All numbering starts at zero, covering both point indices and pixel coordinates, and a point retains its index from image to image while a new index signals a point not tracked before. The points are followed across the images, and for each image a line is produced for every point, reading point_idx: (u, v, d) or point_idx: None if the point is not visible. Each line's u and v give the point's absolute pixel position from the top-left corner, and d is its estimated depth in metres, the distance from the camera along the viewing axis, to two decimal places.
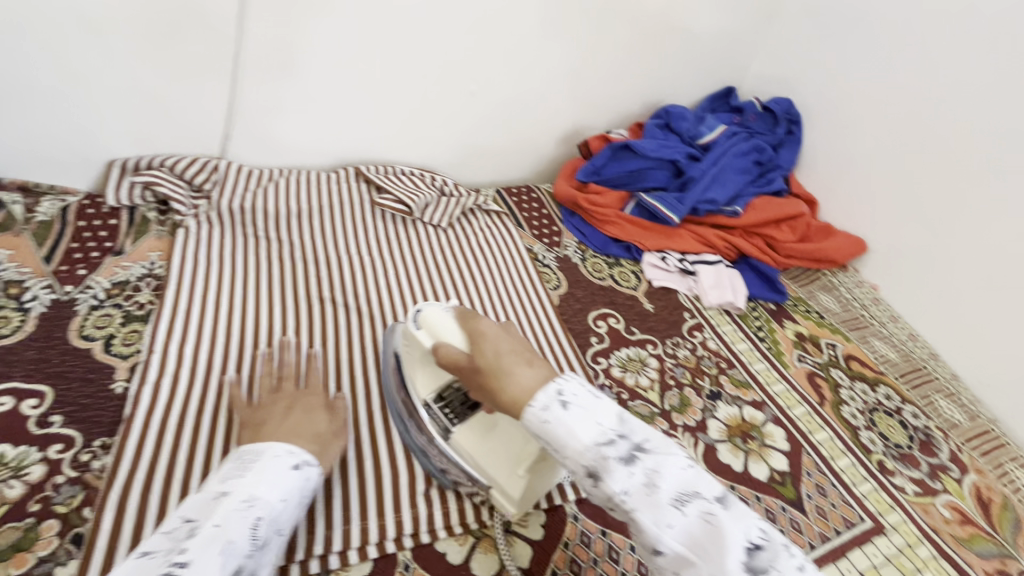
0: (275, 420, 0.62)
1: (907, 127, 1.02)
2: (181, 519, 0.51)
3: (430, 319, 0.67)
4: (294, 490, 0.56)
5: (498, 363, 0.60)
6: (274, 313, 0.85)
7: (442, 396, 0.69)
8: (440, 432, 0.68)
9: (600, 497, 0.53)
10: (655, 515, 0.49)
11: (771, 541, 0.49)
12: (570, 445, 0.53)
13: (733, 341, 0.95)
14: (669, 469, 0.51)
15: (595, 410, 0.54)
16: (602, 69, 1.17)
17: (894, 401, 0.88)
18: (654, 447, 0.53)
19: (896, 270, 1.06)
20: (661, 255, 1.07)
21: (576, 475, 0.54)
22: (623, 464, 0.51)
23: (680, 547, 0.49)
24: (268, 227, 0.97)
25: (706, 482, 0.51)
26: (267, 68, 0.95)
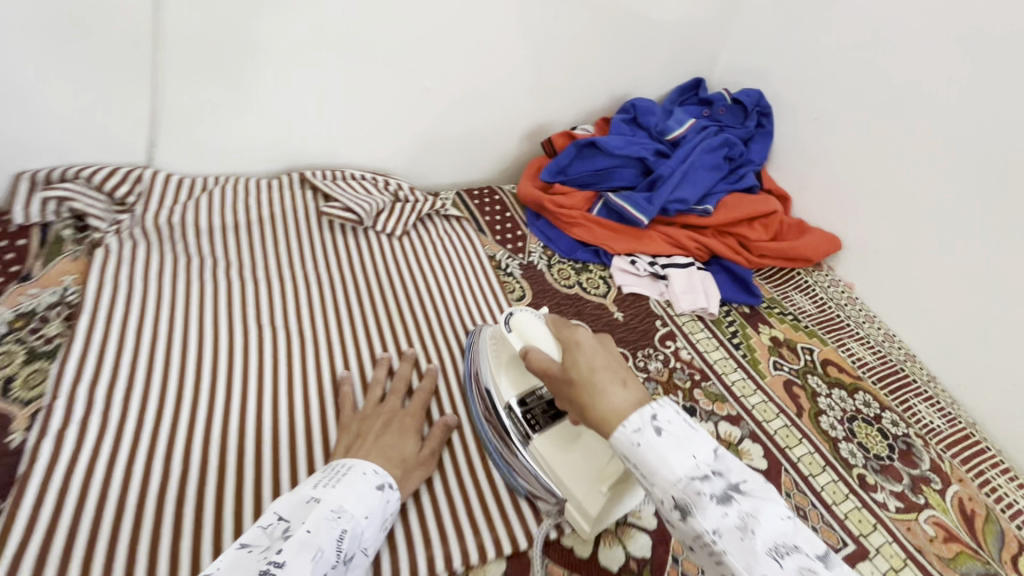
0: (369, 440, 0.64)
1: (879, 119, 0.98)
2: (276, 516, 0.50)
3: (519, 323, 0.67)
4: (377, 509, 0.56)
5: (591, 377, 0.53)
6: (206, 342, 0.77)
7: (526, 402, 0.70)
8: (520, 439, 0.69)
9: (685, 537, 0.44)
10: (747, 564, 0.40)
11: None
12: (659, 473, 0.45)
13: (707, 350, 0.90)
14: (768, 514, 0.42)
15: (691, 440, 0.46)
16: (564, 61, 1.10)
17: (873, 408, 0.84)
18: (753, 488, 0.44)
19: (871, 268, 1.03)
20: (631, 258, 1.02)
21: (660, 509, 0.46)
22: (717, 502, 0.43)
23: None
24: (200, 243, 0.88)
25: (807, 536, 0.42)
26: (192, 66, 0.85)
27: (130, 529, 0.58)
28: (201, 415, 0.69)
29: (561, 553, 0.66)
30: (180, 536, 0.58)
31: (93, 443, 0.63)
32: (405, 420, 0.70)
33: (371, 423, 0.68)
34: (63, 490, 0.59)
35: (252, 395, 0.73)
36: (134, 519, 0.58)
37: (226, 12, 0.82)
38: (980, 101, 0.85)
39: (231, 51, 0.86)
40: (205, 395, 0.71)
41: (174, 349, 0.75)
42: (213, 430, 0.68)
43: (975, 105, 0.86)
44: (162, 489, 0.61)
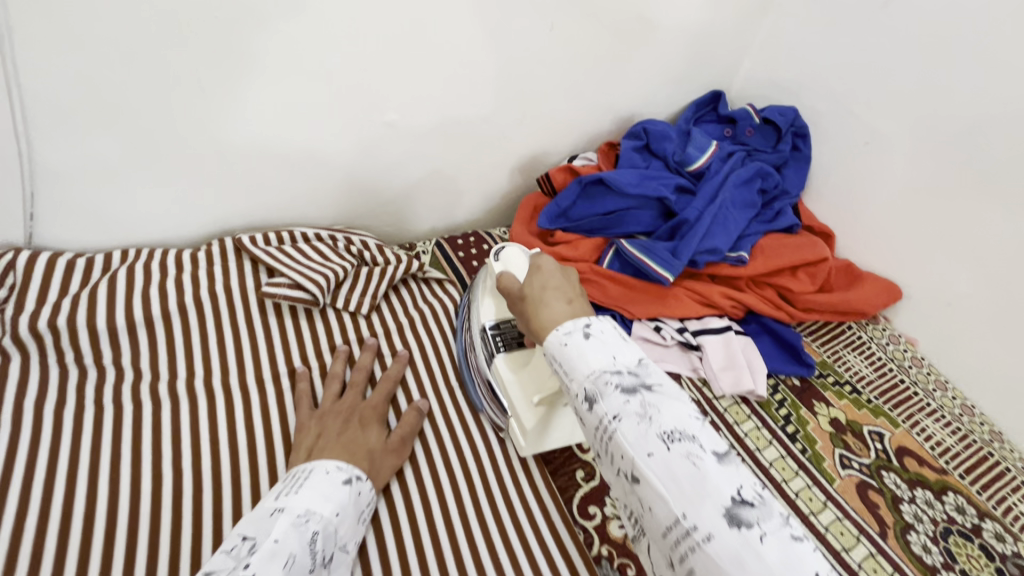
0: (331, 437, 0.62)
1: (948, 146, 0.80)
2: (239, 536, 0.47)
3: (507, 257, 0.71)
4: (348, 504, 0.55)
5: (540, 294, 0.58)
6: (104, 501, 0.58)
7: (499, 326, 0.71)
8: (485, 355, 0.70)
9: (591, 430, 0.45)
10: (636, 442, 0.40)
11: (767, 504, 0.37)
12: (578, 370, 0.47)
13: (758, 447, 0.72)
14: (671, 408, 0.42)
15: (617, 347, 0.47)
16: (559, 81, 0.90)
17: (969, 516, 0.68)
18: (667, 389, 0.44)
19: (938, 323, 0.86)
20: (655, 324, 0.83)
21: (575, 406, 0.47)
22: (621, 393, 0.43)
23: (654, 483, 0.39)
24: (101, 350, 0.67)
25: (709, 435, 0.41)
26: (69, 117, 0.64)
27: None
28: None
29: None
30: None
31: None
32: (366, 413, 0.67)
33: (332, 420, 0.65)
34: None
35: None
36: None
37: (104, 45, 0.60)
38: None
39: (121, 95, 0.64)
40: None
41: (47, 540, 0.55)
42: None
43: None
44: None
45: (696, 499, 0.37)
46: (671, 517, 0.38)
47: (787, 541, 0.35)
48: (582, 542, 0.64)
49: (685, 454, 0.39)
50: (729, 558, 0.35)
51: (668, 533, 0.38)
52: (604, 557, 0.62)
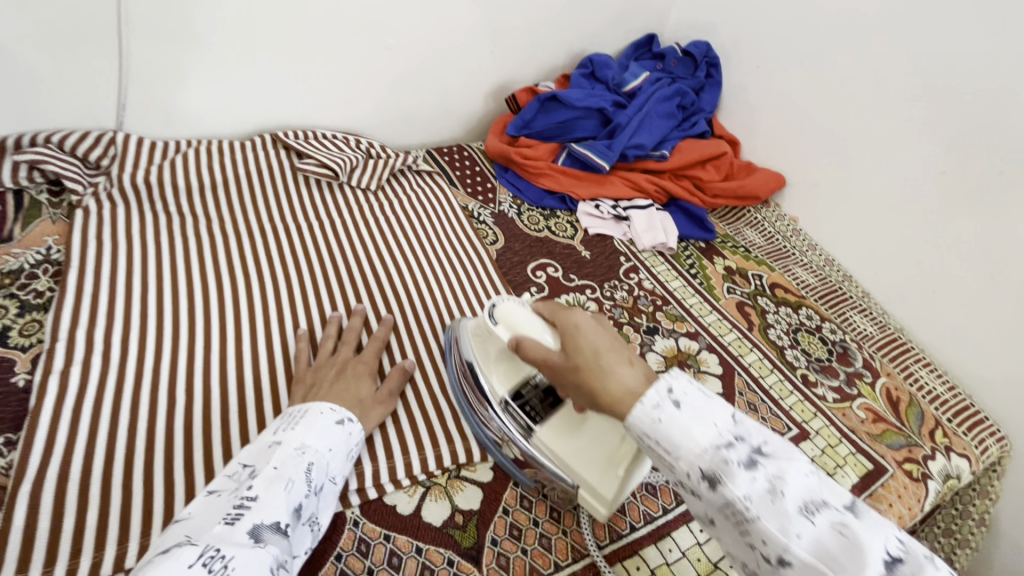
0: (325, 385, 0.67)
1: (814, 65, 1.07)
2: (240, 465, 0.55)
3: (504, 313, 0.64)
4: (341, 442, 0.60)
5: (597, 361, 0.52)
6: (194, 291, 0.81)
7: (521, 395, 0.66)
8: (521, 432, 0.65)
9: (714, 506, 0.44)
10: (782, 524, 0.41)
11: (910, 553, 0.39)
12: (684, 448, 0.44)
13: (668, 280, 0.98)
14: (793, 473, 0.43)
15: (710, 409, 0.46)
16: (523, 19, 1.15)
17: (815, 320, 0.94)
18: (775, 449, 0.44)
19: (812, 202, 1.13)
20: (595, 203, 1.09)
21: (687, 484, 0.45)
22: (745, 469, 0.43)
23: (811, 563, 0.40)
24: (180, 202, 0.91)
25: (831, 490, 0.43)
26: (156, 29, 0.86)
27: (143, 464, 0.63)
28: (187, 353, 0.74)
29: None
30: (191, 463, 0.64)
31: (94, 389, 0.68)
32: (357, 368, 0.72)
33: (325, 373, 0.69)
34: (73, 427, 0.64)
35: (243, 334, 0.78)
36: (126, 438, 0.64)
37: None
38: (901, 40, 0.93)
39: (195, 11, 0.87)
40: (200, 343, 0.75)
41: (164, 303, 0.78)
42: (210, 372, 0.73)
43: (895, 42, 0.94)
44: (166, 427, 0.66)
45: (860, 570, 0.38)
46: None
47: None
48: None
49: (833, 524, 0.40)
50: None
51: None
52: None
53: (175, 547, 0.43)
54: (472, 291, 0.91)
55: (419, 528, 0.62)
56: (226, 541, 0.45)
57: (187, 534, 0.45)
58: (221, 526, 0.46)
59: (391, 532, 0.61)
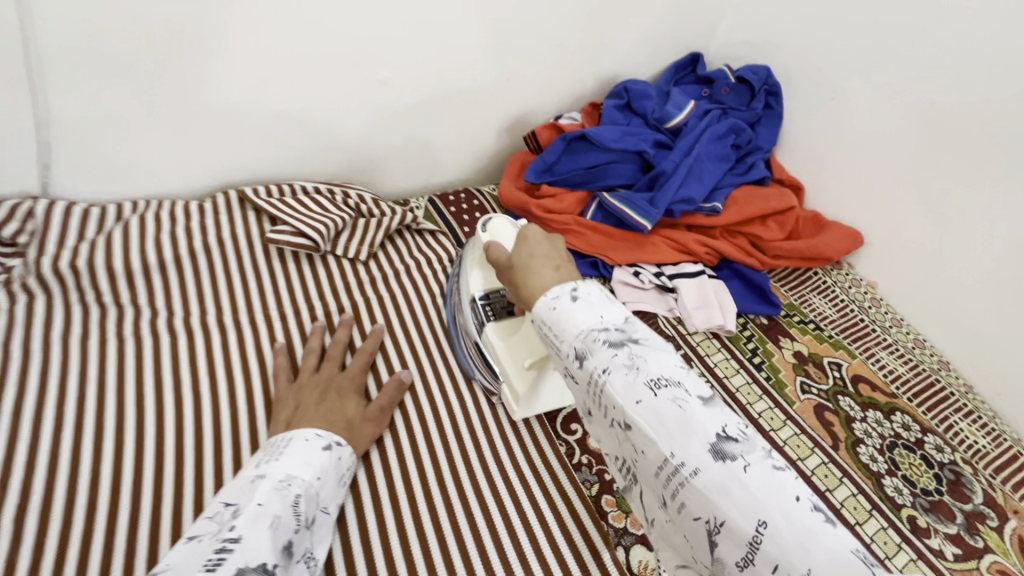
0: (310, 404, 0.63)
1: (906, 104, 0.86)
2: (221, 504, 0.48)
3: (494, 228, 0.71)
4: (329, 468, 0.56)
5: (525, 263, 0.55)
6: (127, 420, 0.64)
7: (489, 296, 0.72)
8: (475, 325, 0.71)
9: (583, 387, 0.45)
10: (626, 393, 0.41)
11: (751, 439, 0.38)
12: (566, 329, 0.46)
13: (727, 375, 0.79)
14: (657, 358, 0.42)
15: (604, 305, 0.47)
16: (544, 42, 0.95)
17: (914, 431, 0.76)
18: (652, 342, 0.44)
19: (894, 266, 0.93)
20: (634, 270, 0.89)
21: (565, 366, 0.46)
22: (608, 347, 0.43)
23: (643, 428, 0.39)
24: (118, 289, 0.72)
25: (695, 381, 0.41)
26: (79, 72, 0.67)
27: None
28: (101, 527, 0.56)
29: None
30: None
31: None
32: (344, 383, 0.68)
33: (309, 393, 0.64)
34: None
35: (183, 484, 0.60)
36: None
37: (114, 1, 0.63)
38: None
39: (128, 50, 0.68)
40: (124, 514, 0.57)
41: (81, 454, 0.60)
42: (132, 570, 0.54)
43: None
44: None
45: (685, 440, 0.37)
46: (660, 459, 0.38)
47: (768, 471, 0.36)
48: (562, 454, 0.69)
49: (673, 398, 0.39)
50: (714, 487, 0.36)
51: (657, 471, 0.39)
52: (583, 464, 0.69)
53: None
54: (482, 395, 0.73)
55: None
56: None
57: None
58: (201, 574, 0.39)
59: None
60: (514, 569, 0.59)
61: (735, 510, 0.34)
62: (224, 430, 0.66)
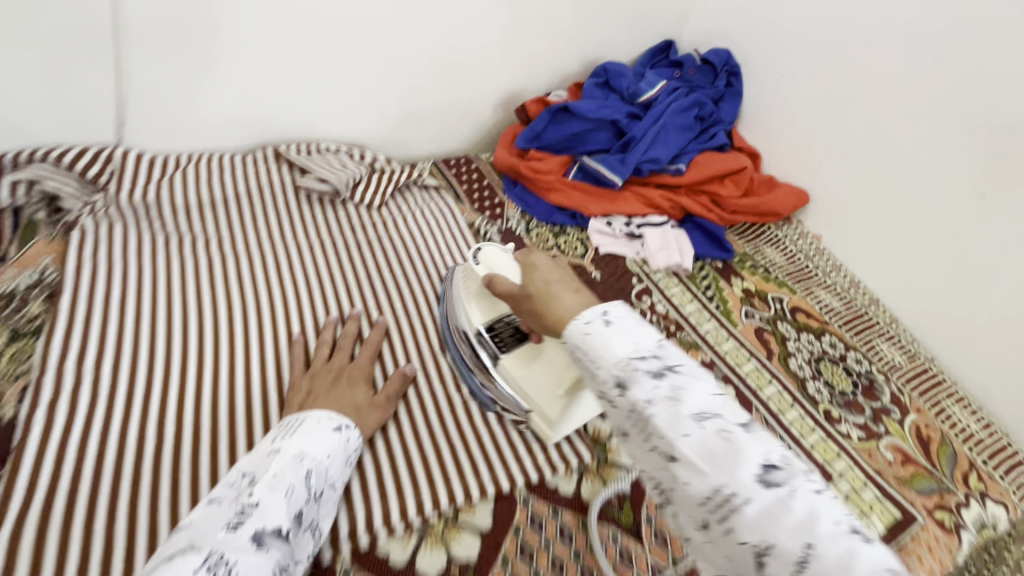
0: (322, 391, 0.63)
1: (842, 77, 1.01)
2: (239, 473, 0.48)
3: (486, 256, 0.69)
4: (339, 448, 0.56)
5: (547, 289, 0.52)
6: (188, 309, 0.77)
7: (495, 328, 0.71)
8: (489, 358, 0.70)
9: (620, 415, 0.42)
10: (673, 426, 0.39)
11: (792, 465, 0.37)
12: (601, 355, 0.43)
13: (681, 303, 0.93)
14: (698, 387, 0.40)
15: (639, 329, 0.43)
16: (535, 27, 1.11)
17: (838, 348, 0.89)
18: (691, 368, 0.42)
19: (836, 219, 1.07)
20: (607, 220, 1.04)
21: (602, 391, 0.43)
22: (651, 377, 0.41)
23: (693, 462, 0.38)
24: (178, 220, 0.88)
25: (732, 407, 0.40)
26: (157, 43, 0.84)
27: (125, 506, 0.58)
28: (176, 382, 0.69)
29: (547, 492, 0.66)
30: (177, 503, 0.59)
31: (81, 427, 0.62)
32: (354, 372, 0.69)
33: (322, 378, 0.67)
34: (56, 471, 0.59)
35: (229, 358, 0.73)
36: (112, 479, 0.60)
37: None
38: (934, 55, 0.88)
39: (196, 24, 0.84)
40: (192, 376, 0.70)
41: (158, 329, 0.74)
42: (200, 407, 0.68)
43: (928, 53, 0.89)
44: (157, 465, 0.62)
45: (734, 469, 0.37)
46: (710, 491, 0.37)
47: (812, 495, 0.36)
48: None
49: (721, 430, 0.38)
50: (765, 516, 0.35)
51: (704, 500, 0.38)
52: None
53: (179, 556, 0.38)
54: None
55: None
56: (231, 547, 0.40)
57: (190, 542, 0.40)
58: (223, 534, 0.41)
59: None
60: (497, 429, 0.70)
61: (783, 533, 0.35)
62: (262, 329, 0.77)
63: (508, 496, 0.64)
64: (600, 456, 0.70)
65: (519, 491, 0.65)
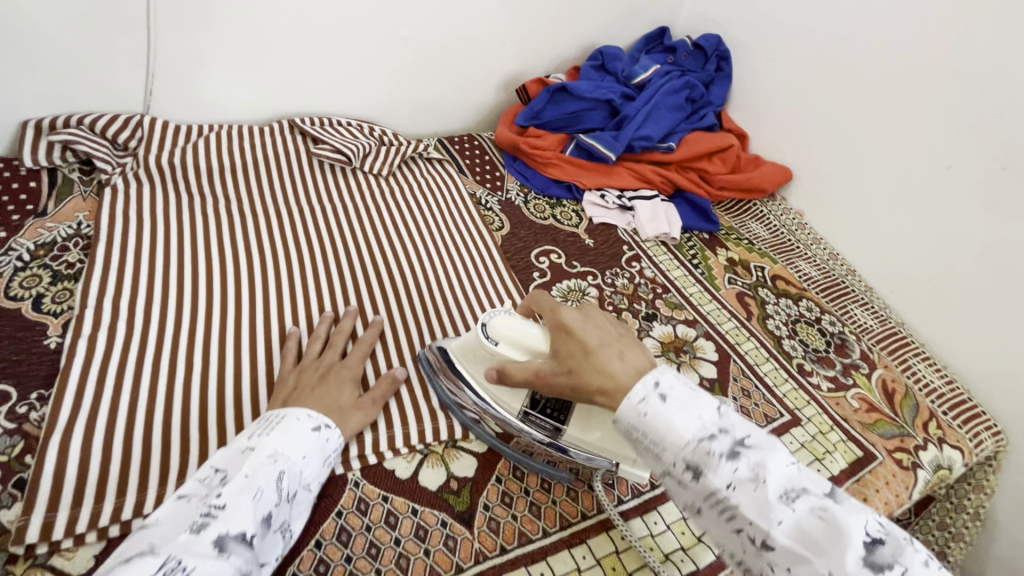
0: (306, 390, 0.61)
1: (823, 60, 1.07)
2: (213, 468, 0.49)
3: (499, 331, 0.63)
4: (317, 450, 0.54)
5: (587, 360, 0.54)
6: (212, 259, 0.83)
7: (537, 401, 0.64)
8: (552, 434, 0.63)
9: (696, 495, 0.47)
10: (763, 512, 0.44)
11: (893, 537, 0.43)
12: (668, 439, 0.48)
13: (669, 269, 1.00)
14: (775, 462, 0.46)
15: (696, 404, 0.49)
16: (535, 11, 1.17)
17: (814, 311, 0.95)
18: (758, 442, 0.47)
19: (818, 196, 1.13)
20: (601, 193, 1.11)
21: (672, 474, 0.48)
22: (726, 460, 0.46)
23: (792, 547, 0.43)
24: (201, 182, 0.95)
25: (811, 481, 0.46)
26: (184, 18, 0.90)
27: (161, 422, 0.63)
28: (201, 320, 0.74)
29: None
30: (206, 425, 0.64)
31: (119, 356, 0.68)
32: (342, 371, 0.66)
33: (309, 375, 0.64)
34: (98, 391, 0.64)
35: (246, 304, 0.78)
36: (148, 399, 0.65)
37: None
38: (905, 37, 0.94)
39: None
40: (216, 316, 0.75)
41: (184, 276, 0.80)
42: (225, 336, 0.73)
43: (901, 36, 0.95)
44: (188, 388, 0.67)
45: (840, 555, 0.41)
46: (816, 574, 0.42)
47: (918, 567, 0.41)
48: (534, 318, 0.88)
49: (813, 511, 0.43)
50: None
51: None
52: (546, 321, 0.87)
53: (136, 558, 0.39)
54: (471, 263, 0.92)
55: (416, 491, 0.62)
56: (189, 552, 0.40)
57: (152, 543, 0.41)
58: (185, 537, 0.41)
59: (389, 493, 0.62)
60: None
61: None
62: (277, 277, 0.83)
63: None
64: None
65: None
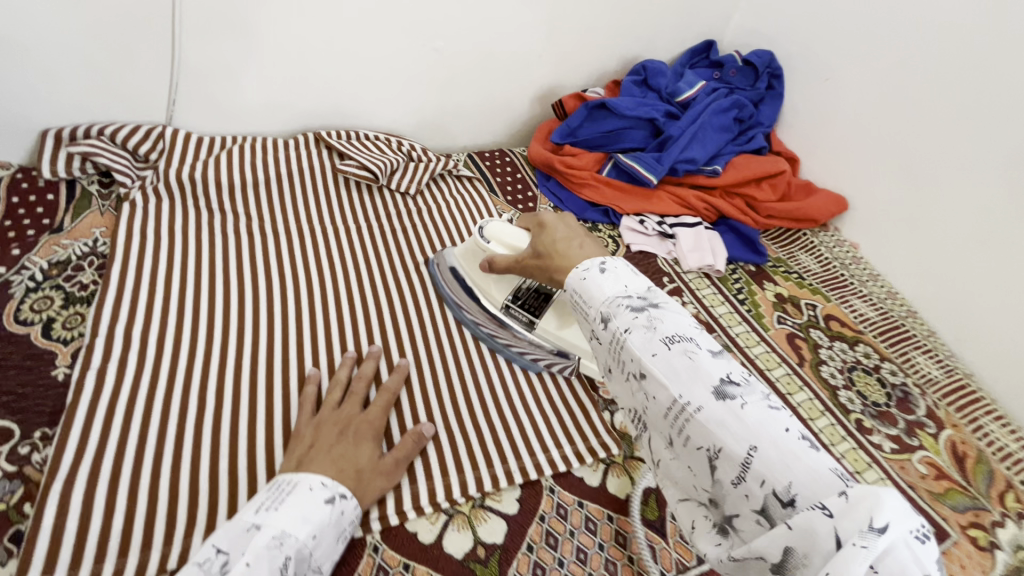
0: (322, 450, 0.56)
1: (888, 83, 0.99)
2: (213, 549, 0.45)
3: (493, 231, 0.74)
4: (329, 525, 0.50)
5: (555, 247, 0.58)
6: (230, 283, 0.79)
7: (517, 296, 0.77)
8: (524, 325, 0.76)
9: (606, 346, 0.47)
10: (643, 349, 0.43)
11: (752, 384, 0.40)
12: (592, 298, 0.48)
13: (712, 304, 0.93)
14: (675, 318, 0.44)
15: (630, 276, 0.48)
16: (575, 23, 1.11)
17: (873, 358, 0.87)
18: (670, 305, 0.45)
19: (873, 228, 1.05)
20: (639, 218, 1.04)
21: (592, 329, 0.48)
22: (630, 310, 0.45)
23: (657, 377, 0.42)
24: (222, 200, 0.91)
25: (706, 338, 0.43)
26: (215, 29, 0.86)
27: (168, 467, 0.59)
28: (217, 351, 0.70)
29: (572, 483, 0.66)
30: (216, 472, 0.59)
31: (128, 390, 0.64)
32: (362, 427, 0.61)
33: (326, 431, 0.59)
34: (104, 430, 0.60)
35: (265, 335, 0.74)
36: (156, 441, 0.60)
37: None
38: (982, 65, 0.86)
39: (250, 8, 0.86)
40: (232, 348, 0.71)
41: (201, 301, 0.76)
42: (241, 371, 0.69)
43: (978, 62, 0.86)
44: (198, 430, 0.62)
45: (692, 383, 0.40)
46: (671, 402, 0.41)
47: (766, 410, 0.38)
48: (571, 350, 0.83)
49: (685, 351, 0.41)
50: (716, 423, 0.38)
51: (668, 413, 0.41)
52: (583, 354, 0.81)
53: None
54: None
55: (440, 558, 0.57)
56: None
57: None
58: None
59: (410, 560, 0.56)
60: (522, 418, 0.71)
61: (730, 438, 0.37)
62: (299, 304, 0.78)
63: (535, 482, 0.64)
64: (627, 450, 0.70)
65: (545, 478, 0.65)
